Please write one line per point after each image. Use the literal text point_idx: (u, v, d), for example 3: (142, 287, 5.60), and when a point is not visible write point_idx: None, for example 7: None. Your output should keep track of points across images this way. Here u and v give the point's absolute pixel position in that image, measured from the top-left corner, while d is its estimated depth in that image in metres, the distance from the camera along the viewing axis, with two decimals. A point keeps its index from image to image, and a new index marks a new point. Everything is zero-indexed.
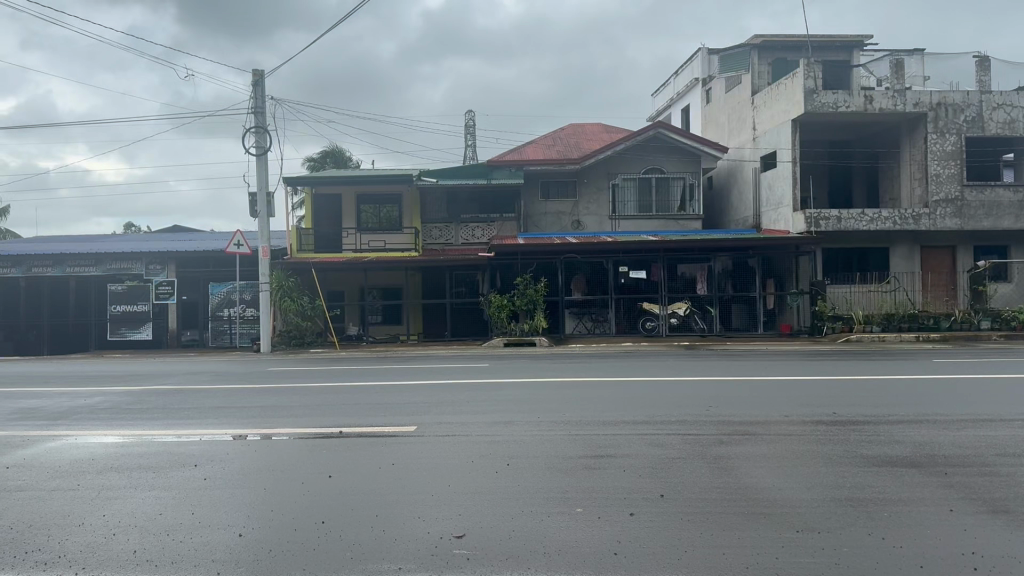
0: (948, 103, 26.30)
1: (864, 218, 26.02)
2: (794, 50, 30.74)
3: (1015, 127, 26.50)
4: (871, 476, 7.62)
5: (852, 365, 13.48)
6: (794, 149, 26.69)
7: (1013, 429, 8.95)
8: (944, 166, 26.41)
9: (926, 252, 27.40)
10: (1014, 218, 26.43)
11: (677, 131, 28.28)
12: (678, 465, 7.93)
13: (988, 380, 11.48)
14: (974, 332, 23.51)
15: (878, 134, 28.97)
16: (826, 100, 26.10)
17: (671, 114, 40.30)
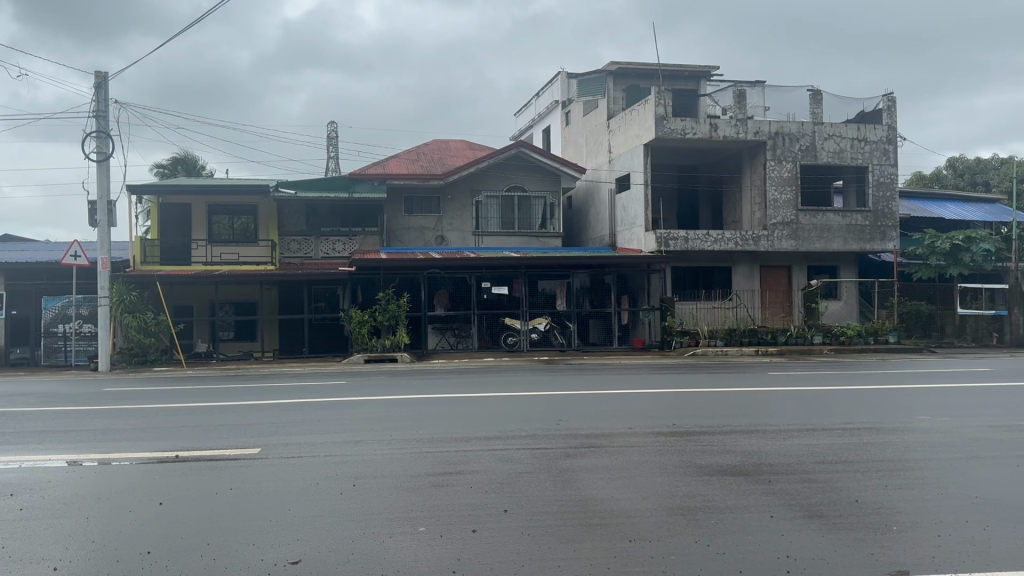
0: (784, 132, 28.29)
1: (709, 239, 27.52)
2: (645, 78, 32.17)
3: (843, 157, 28.89)
4: (703, 484, 8.04)
5: (695, 379, 14.13)
6: (647, 172, 27.92)
7: (831, 437, 9.68)
8: (781, 192, 28.32)
9: (766, 272, 29.22)
10: (842, 241, 28.72)
11: (538, 152, 28.92)
12: (524, 480, 8.07)
13: (812, 391, 12.37)
14: (808, 345, 25.37)
15: (723, 160, 30.77)
16: (675, 127, 27.50)
17: (532, 133, 41.15)
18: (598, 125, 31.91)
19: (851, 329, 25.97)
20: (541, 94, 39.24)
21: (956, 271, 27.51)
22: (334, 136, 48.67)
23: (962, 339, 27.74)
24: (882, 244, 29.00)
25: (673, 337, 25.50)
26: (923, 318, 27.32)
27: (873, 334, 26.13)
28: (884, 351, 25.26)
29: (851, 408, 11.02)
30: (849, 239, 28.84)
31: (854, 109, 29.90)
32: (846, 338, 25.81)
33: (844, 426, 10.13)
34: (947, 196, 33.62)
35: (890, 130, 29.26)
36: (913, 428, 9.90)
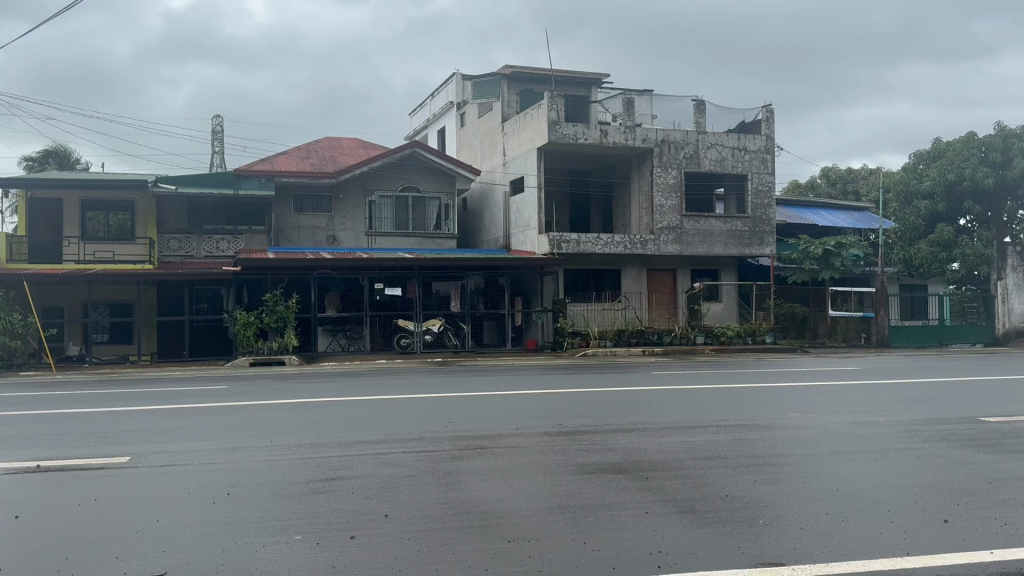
0: (670, 140, 29.33)
1: (599, 242, 28.18)
2: (538, 82, 32.60)
3: (725, 165, 30.22)
4: (583, 483, 8.23)
5: (581, 379, 14.44)
6: (540, 176, 28.35)
7: (706, 434, 10.09)
8: (667, 198, 29.34)
9: (653, 274, 30.20)
10: (723, 246, 30.01)
11: (432, 152, 28.88)
12: (406, 483, 8.04)
13: (690, 390, 12.87)
14: (691, 346, 26.38)
15: (614, 165, 31.58)
16: (567, 132, 28.04)
17: (426, 134, 41.01)
18: (491, 128, 32.16)
19: (731, 330, 27.17)
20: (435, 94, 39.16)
21: (827, 275, 29.20)
22: (220, 131, 47.01)
23: (833, 340, 29.11)
24: (761, 249, 30.48)
25: (565, 338, 26.06)
26: (798, 320, 28.71)
27: (752, 335, 27.47)
28: (761, 351, 26.56)
29: (725, 406, 11.53)
30: (729, 244, 30.16)
31: (735, 120, 31.09)
32: (726, 338, 27.02)
33: (719, 424, 10.58)
34: (821, 204, 35.55)
35: (769, 140, 30.76)
36: (782, 423, 10.44)
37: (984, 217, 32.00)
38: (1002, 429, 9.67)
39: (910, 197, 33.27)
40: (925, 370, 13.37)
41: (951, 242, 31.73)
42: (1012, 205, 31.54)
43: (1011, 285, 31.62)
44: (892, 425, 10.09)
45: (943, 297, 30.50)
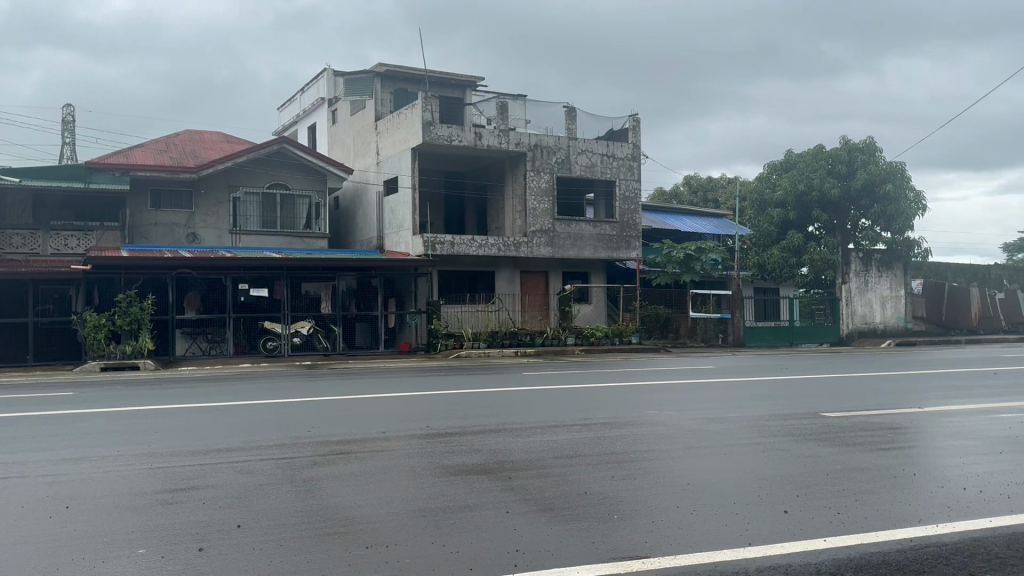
0: (542, 145, 29.93)
1: (474, 243, 28.39)
2: (414, 82, 32.36)
3: (595, 171, 31.17)
4: (446, 485, 8.27)
5: (450, 381, 14.47)
6: (414, 177, 28.29)
7: (569, 433, 10.36)
8: (539, 202, 29.91)
9: (526, 275, 30.81)
10: (593, 249, 30.91)
11: (302, 149, 28.26)
12: (263, 492, 7.81)
13: (555, 390, 13.16)
14: (562, 346, 27.02)
15: (487, 168, 31.86)
16: (441, 133, 28.09)
17: (296, 130, 39.97)
18: (365, 127, 31.79)
19: (600, 331, 28.05)
20: (306, 90, 38.24)
21: (688, 278, 30.63)
22: (70, 121, 44.09)
23: (693, 340, 30.65)
24: (628, 253, 31.61)
25: (438, 339, 26.10)
26: (661, 321, 30.07)
27: (620, 335, 28.43)
28: (628, 351, 27.56)
29: (589, 405, 11.88)
30: (599, 248, 31.07)
31: (604, 128, 32.21)
32: (595, 339, 27.85)
33: (583, 422, 10.89)
34: (683, 210, 37.13)
35: (636, 148, 32.03)
36: (640, 421, 10.86)
37: (829, 225, 34.43)
38: (839, 422, 10.39)
39: (764, 205, 35.64)
40: (773, 368, 14.26)
41: (800, 249, 33.72)
42: (853, 214, 34.25)
43: (855, 288, 34.64)
44: (742, 421, 10.67)
45: (792, 300, 32.57)
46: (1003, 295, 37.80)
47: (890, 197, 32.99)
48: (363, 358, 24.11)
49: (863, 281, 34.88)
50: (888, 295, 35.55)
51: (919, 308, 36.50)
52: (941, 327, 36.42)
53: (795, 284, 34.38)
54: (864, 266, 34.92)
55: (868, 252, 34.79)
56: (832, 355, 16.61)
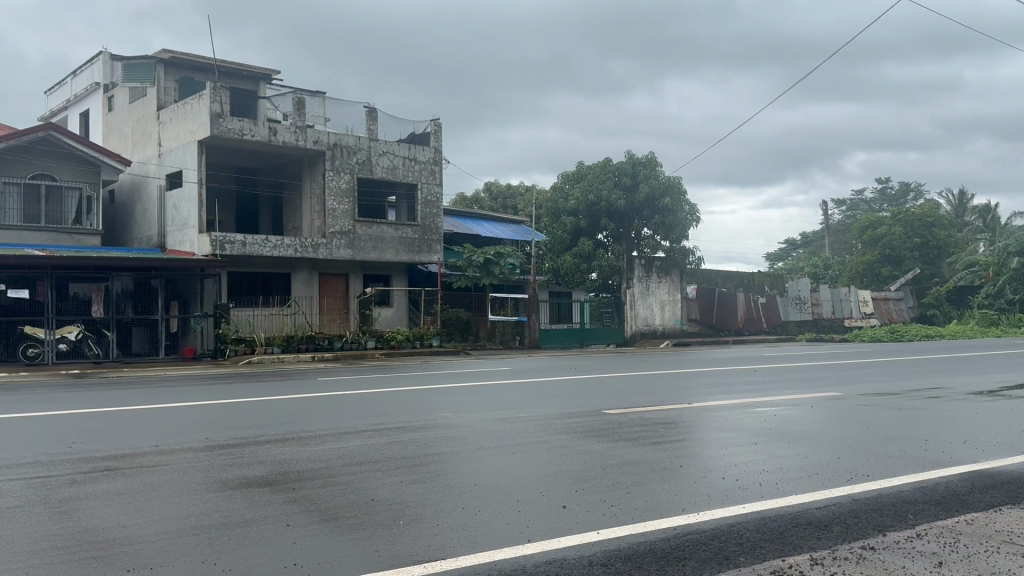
0: (342, 144, 29.46)
1: (268, 243, 27.44)
2: (200, 71, 30.82)
3: (396, 174, 31.15)
4: (225, 500, 7.86)
5: (236, 389, 13.76)
6: (200, 171, 26.84)
7: (360, 439, 10.22)
8: (339, 203, 29.42)
9: (324, 278, 30.14)
10: (394, 252, 30.87)
11: (71, 137, 26.01)
12: (10, 516, 7.04)
13: (347, 395, 12.92)
14: (360, 350, 26.70)
15: (282, 166, 30.88)
16: (232, 126, 26.85)
17: (67, 116, 36.43)
18: (146, 116, 29.67)
19: (400, 335, 28.03)
20: (79, 73, 34.99)
21: (488, 281, 31.35)
22: None
23: (492, 342, 31.23)
24: (429, 256, 31.87)
25: (227, 345, 24.93)
26: (462, 322, 30.74)
27: (420, 338, 28.58)
28: (427, 354, 27.69)
29: (383, 410, 11.77)
30: (400, 250, 31.08)
31: (405, 130, 32.21)
32: (396, 342, 27.73)
33: (375, 428, 10.78)
34: (485, 216, 39.16)
35: (437, 153, 32.45)
36: (433, 425, 10.92)
37: (616, 234, 36.49)
38: (617, 419, 10.99)
39: (558, 213, 37.01)
40: (563, 370, 14.85)
41: (590, 255, 36.10)
42: (637, 223, 36.24)
43: (638, 292, 36.29)
44: (529, 420, 11.03)
45: (583, 304, 34.13)
46: (765, 300, 40.39)
47: (667, 209, 35.65)
48: (143, 365, 22.50)
49: (645, 286, 36.53)
50: (666, 299, 37.36)
51: (694, 313, 38.41)
52: (712, 329, 38.70)
53: (587, 288, 36.58)
54: (646, 273, 36.59)
55: (650, 260, 36.61)
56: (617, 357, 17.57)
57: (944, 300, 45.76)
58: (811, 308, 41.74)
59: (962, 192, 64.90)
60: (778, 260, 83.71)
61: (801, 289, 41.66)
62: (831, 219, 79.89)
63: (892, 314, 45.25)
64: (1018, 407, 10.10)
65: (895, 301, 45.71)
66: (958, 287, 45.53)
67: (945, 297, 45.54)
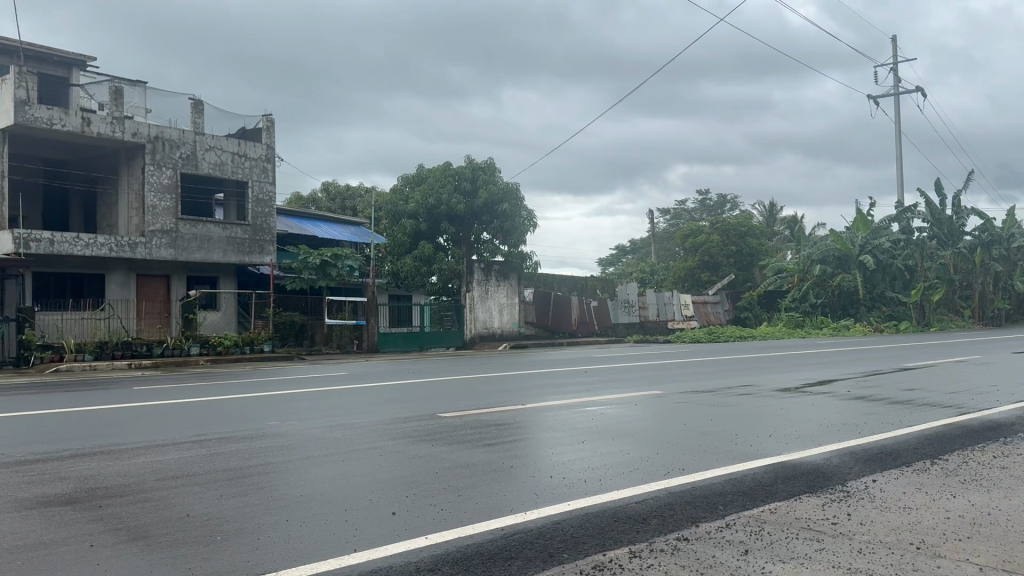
0: (164, 137, 27.90)
1: (78, 242, 25.72)
2: (3, 54, 28.08)
3: (224, 169, 29.88)
4: (18, 522, 7.22)
5: (44, 399, 12.68)
6: (2, 162, 24.51)
7: (179, 451, 9.70)
8: (160, 199, 27.90)
9: (143, 280, 28.72)
10: (222, 252, 29.74)
11: None
12: None
13: (167, 405, 12.19)
14: (184, 357, 25.31)
15: (95, 159, 28.84)
16: (40, 115, 24.72)
17: None
18: None
19: (228, 340, 27.01)
20: None
21: (324, 283, 30.87)
22: None
23: (328, 347, 30.23)
24: (260, 257, 30.98)
25: (31, 352, 23.02)
26: (296, 328, 29.89)
27: (250, 343, 27.69)
28: (257, 360, 26.69)
29: (208, 420, 11.22)
30: (228, 251, 29.96)
31: (234, 126, 31.51)
32: (223, 348, 26.71)
33: (196, 439, 10.27)
34: (320, 217, 38.99)
35: (269, 150, 31.44)
36: (259, 433, 10.54)
37: (456, 237, 36.71)
38: (451, 422, 11.04)
39: (399, 215, 36.83)
40: (399, 374, 14.76)
41: (430, 258, 35.72)
42: (477, 227, 36.89)
43: (477, 295, 36.70)
44: (364, 427, 10.88)
45: (424, 307, 34.51)
46: (597, 304, 41.79)
47: (506, 214, 36.37)
48: None
49: (485, 288, 37.02)
50: (504, 302, 37.93)
51: (531, 315, 39.07)
52: (549, 332, 39.54)
53: (427, 292, 36.20)
54: (485, 276, 37.05)
55: (489, 263, 37.13)
56: (456, 359, 17.71)
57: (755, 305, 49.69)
58: (638, 311, 43.83)
59: (772, 204, 70.54)
60: (610, 264, 87.57)
61: (629, 293, 43.69)
62: (658, 227, 84.71)
63: (710, 317, 48.24)
64: (816, 402, 11.08)
65: (713, 305, 48.86)
66: (769, 291, 49.50)
67: (756, 302, 49.40)
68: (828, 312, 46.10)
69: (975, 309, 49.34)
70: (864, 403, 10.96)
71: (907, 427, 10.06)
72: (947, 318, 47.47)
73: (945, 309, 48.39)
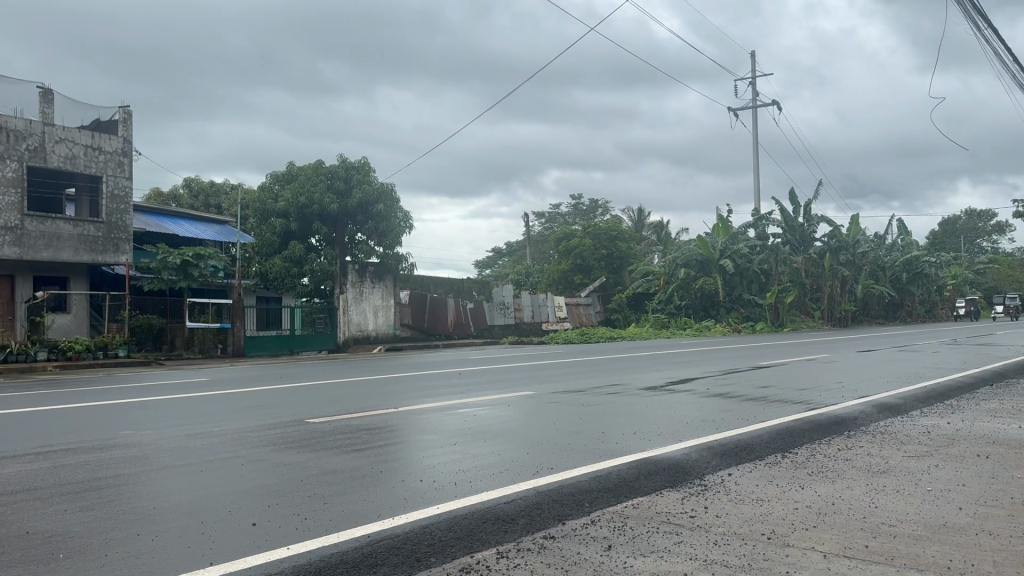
0: (7, 127, 26.16)
1: None
2: None
3: (76, 163, 28.15)
4: None
5: None
6: None
7: (21, 465, 9.04)
8: (3, 194, 26.05)
9: None
10: (73, 251, 27.98)
11: None
12: None
13: (9, 415, 11.31)
14: (30, 363, 23.71)
15: None
16: None
17: None
18: None
19: (79, 344, 25.40)
20: None
21: (185, 284, 29.55)
22: None
23: (190, 351, 29.34)
24: (116, 256, 29.25)
25: None
26: (153, 332, 28.53)
27: (103, 348, 26.05)
28: (113, 365, 25.23)
29: (54, 430, 10.49)
30: (80, 249, 28.21)
31: (88, 116, 29.77)
32: (73, 353, 25.08)
33: (40, 451, 9.60)
34: (181, 213, 37.33)
35: (126, 143, 29.84)
36: (112, 444, 9.96)
37: (329, 238, 36.17)
38: (321, 427, 10.80)
39: (268, 214, 36.09)
40: (266, 378, 14.30)
41: (301, 259, 35.49)
42: (351, 228, 36.72)
43: (351, 296, 35.80)
44: (228, 434, 10.48)
45: (294, 309, 33.32)
46: (473, 305, 42.05)
47: (380, 215, 36.25)
48: None
49: (359, 290, 36.17)
50: (379, 304, 37.10)
51: (407, 317, 38.65)
52: (425, 333, 39.50)
53: (298, 294, 35.92)
54: (360, 277, 36.26)
55: (363, 265, 36.57)
56: (326, 363, 17.35)
57: (624, 305, 51.73)
58: (513, 313, 44.26)
59: (641, 210, 73.00)
60: (486, 267, 88.47)
61: (504, 296, 44.25)
62: (533, 230, 86.31)
63: (582, 317, 49.76)
64: (679, 400, 11.55)
65: (584, 305, 50.45)
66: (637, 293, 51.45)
67: (625, 303, 51.57)
68: (691, 313, 49.00)
69: (823, 310, 52.61)
70: (723, 400, 11.52)
71: (761, 421, 10.64)
72: (799, 320, 50.53)
73: (797, 310, 51.55)
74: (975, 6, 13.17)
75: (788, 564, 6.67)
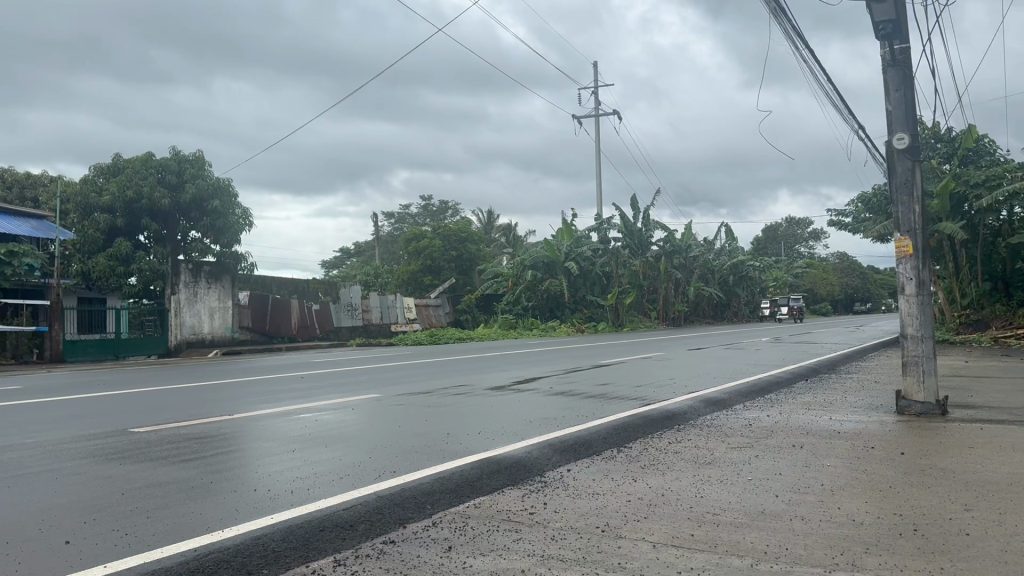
0: None
1: None
2: None
3: None
4: None
5: None
6: None
7: None
8: None
9: None
10: None
11: None
12: None
13: None
14: None
15: None
16: None
17: None
18: None
19: None
20: None
21: None
22: None
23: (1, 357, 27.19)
24: None
25: None
26: None
27: None
28: None
29: None
30: None
31: None
32: None
33: None
34: None
35: None
36: None
37: (159, 236, 34.26)
38: (149, 437, 10.19)
39: (91, 209, 33.70)
40: (88, 385, 13.34)
41: (128, 258, 33.32)
42: (184, 224, 34.77)
43: (184, 299, 34.32)
44: (40, 447, 9.67)
45: (121, 311, 31.66)
46: (319, 306, 41.32)
47: (216, 212, 34.69)
48: None
49: (192, 291, 34.70)
50: (215, 306, 35.70)
51: (245, 319, 37.29)
52: (264, 337, 38.09)
53: (123, 295, 33.42)
54: (193, 277, 34.82)
55: (198, 264, 34.96)
56: (157, 368, 16.42)
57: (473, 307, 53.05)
58: (361, 314, 43.52)
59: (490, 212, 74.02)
60: (334, 267, 87.03)
61: (351, 297, 43.47)
62: (382, 230, 85.76)
63: (431, 319, 50.22)
64: (523, 399, 11.78)
65: (433, 306, 50.90)
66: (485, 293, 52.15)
67: (474, 305, 53.01)
68: (537, 314, 50.33)
69: (659, 310, 55.55)
70: (565, 398, 11.85)
71: (600, 418, 11.03)
72: (637, 320, 53.00)
73: (635, 312, 54.04)
74: (794, 27, 14.35)
75: (621, 556, 6.93)
